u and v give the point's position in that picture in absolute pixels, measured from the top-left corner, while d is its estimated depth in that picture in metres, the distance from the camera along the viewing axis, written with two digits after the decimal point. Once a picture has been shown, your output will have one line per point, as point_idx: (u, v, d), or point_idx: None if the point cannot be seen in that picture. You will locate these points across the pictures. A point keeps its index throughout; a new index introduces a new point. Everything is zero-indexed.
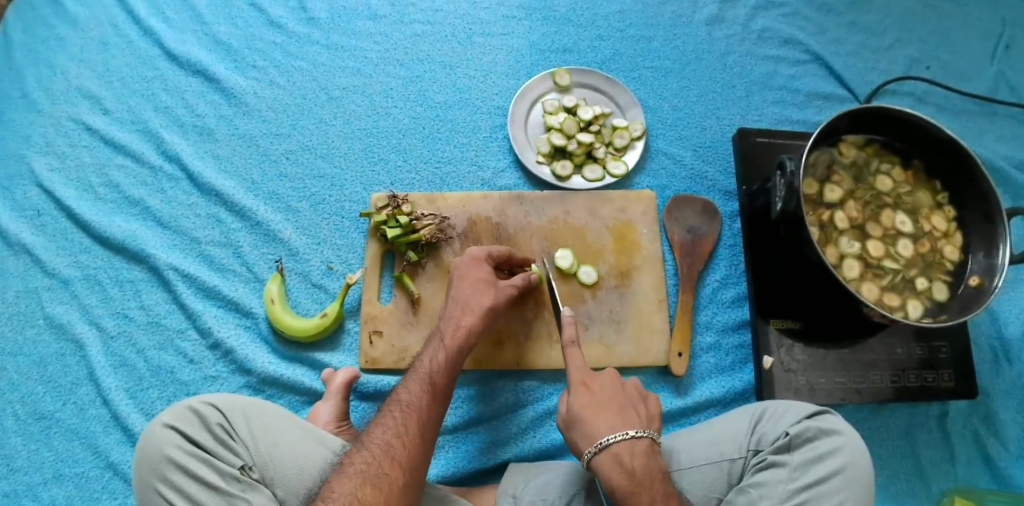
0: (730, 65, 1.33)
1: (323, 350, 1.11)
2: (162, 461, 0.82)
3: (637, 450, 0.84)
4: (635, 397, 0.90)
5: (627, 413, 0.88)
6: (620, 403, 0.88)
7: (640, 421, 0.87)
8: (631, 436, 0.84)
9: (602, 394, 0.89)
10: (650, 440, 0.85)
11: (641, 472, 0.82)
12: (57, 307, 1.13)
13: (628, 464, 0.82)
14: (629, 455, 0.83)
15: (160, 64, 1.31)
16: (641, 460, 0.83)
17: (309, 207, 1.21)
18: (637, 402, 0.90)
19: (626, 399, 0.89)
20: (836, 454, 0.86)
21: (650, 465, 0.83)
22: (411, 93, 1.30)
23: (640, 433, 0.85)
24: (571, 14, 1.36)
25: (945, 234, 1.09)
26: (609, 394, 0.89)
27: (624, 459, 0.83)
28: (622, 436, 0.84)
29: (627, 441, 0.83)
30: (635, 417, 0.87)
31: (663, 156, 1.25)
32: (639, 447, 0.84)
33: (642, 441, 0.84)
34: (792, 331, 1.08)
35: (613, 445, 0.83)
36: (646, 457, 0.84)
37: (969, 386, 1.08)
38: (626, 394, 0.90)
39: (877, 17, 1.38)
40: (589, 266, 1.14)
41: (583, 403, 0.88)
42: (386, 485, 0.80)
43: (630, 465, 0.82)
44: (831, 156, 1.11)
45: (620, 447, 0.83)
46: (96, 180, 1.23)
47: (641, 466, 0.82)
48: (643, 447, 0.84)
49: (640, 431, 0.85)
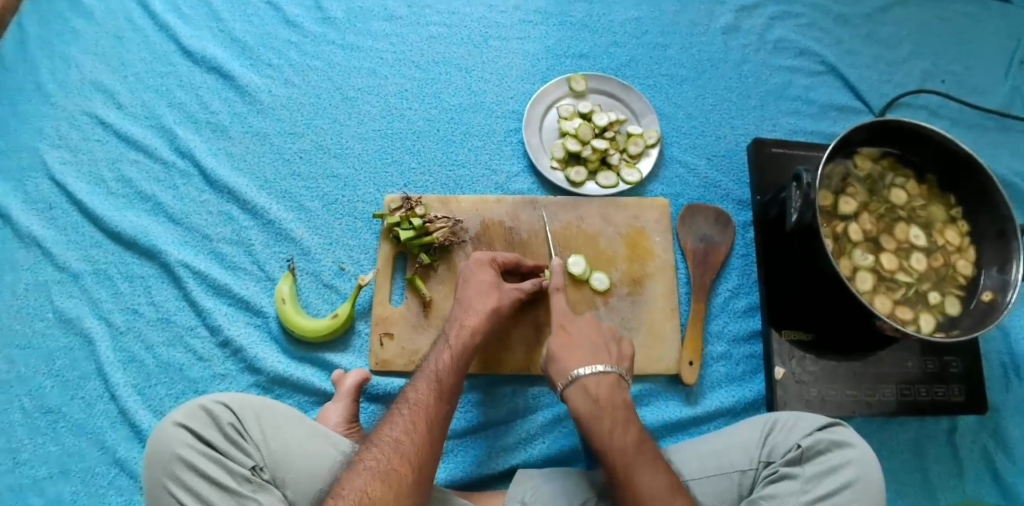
0: (745, 74, 1.33)
1: (333, 350, 1.11)
2: (172, 461, 0.81)
3: (603, 381, 0.91)
4: (609, 338, 0.97)
5: (599, 351, 0.95)
6: (593, 342, 0.96)
7: (611, 358, 0.94)
8: (598, 370, 0.92)
9: (578, 336, 0.96)
10: (618, 374, 0.92)
11: (605, 400, 0.89)
12: (67, 301, 1.13)
13: (593, 393, 0.90)
14: (596, 386, 0.90)
15: (175, 60, 1.31)
16: (606, 389, 0.90)
17: (322, 207, 1.20)
18: (611, 341, 0.97)
19: (599, 340, 0.97)
20: (848, 466, 0.86)
21: (614, 395, 0.90)
22: (426, 95, 1.30)
23: (608, 368, 0.92)
24: (587, 19, 1.36)
25: (958, 248, 1.09)
26: (586, 336, 0.96)
27: (591, 389, 0.90)
28: (592, 370, 0.91)
29: (594, 374, 0.91)
30: (607, 354, 0.95)
31: (677, 164, 1.25)
32: (605, 380, 0.91)
33: (609, 374, 0.92)
34: (803, 342, 1.08)
35: (582, 378, 0.91)
36: (611, 388, 0.91)
37: (980, 400, 1.08)
38: (601, 336, 0.97)
39: (893, 30, 1.38)
40: (601, 272, 1.14)
41: (560, 344, 0.96)
42: (396, 481, 0.79)
43: (596, 394, 0.90)
44: (846, 168, 1.11)
45: (589, 380, 0.91)
46: (108, 174, 1.22)
47: (605, 396, 0.90)
48: (609, 379, 0.91)
49: (608, 367, 0.92)
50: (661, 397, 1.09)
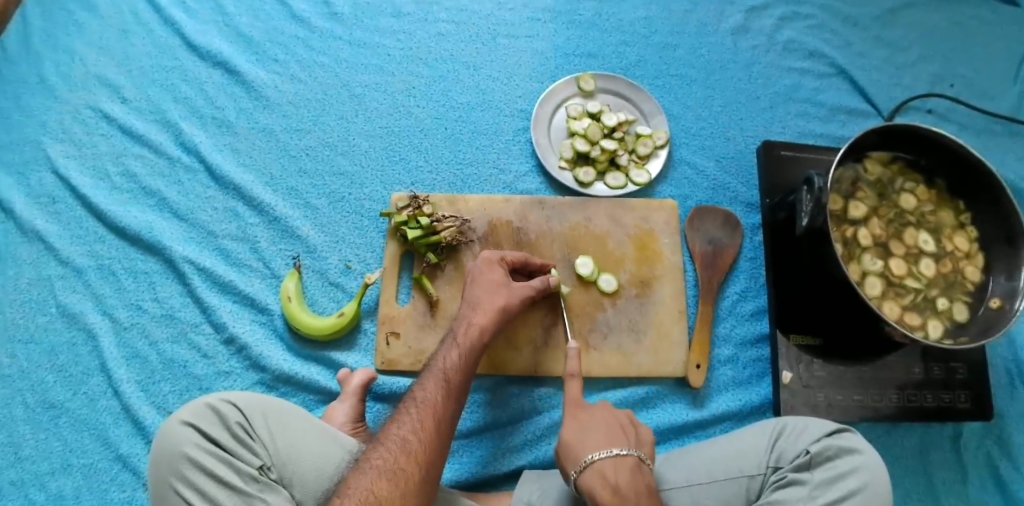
0: (755, 76, 1.32)
1: (339, 349, 1.10)
2: (180, 459, 0.81)
3: (622, 467, 0.83)
4: (626, 419, 0.90)
5: (616, 433, 0.87)
6: (608, 424, 0.88)
7: (628, 441, 0.87)
8: (616, 453, 0.84)
9: (591, 417, 0.89)
10: (636, 458, 0.85)
11: (625, 487, 0.82)
12: (70, 296, 1.12)
13: (612, 480, 0.82)
14: (613, 471, 0.83)
15: (181, 54, 1.30)
16: (626, 476, 0.82)
17: (328, 204, 1.20)
18: (626, 423, 0.89)
19: (614, 421, 0.89)
20: (857, 473, 0.86)
21: (637, 483, 0.82)
22: (434, 93, 1.29)
23: (626, 451, 0.85)
24: (597, 18, 1.36)
25: (967, 255, 1.09)
26: (599, 417, 0.89)
27: (609, 475, 0.82)
28: (608, 453, 0.84)
29: (612, 458, 0.83)
30: (624, 437, 0.87)
31: (686, 165, 1.24)
32: (624, 466, 0.83)
33: (627, 457, 0.84)
34: (811, 347, 1.08)
35: (598, 462, 0.83)
36: (632, 474, 0.83)
37: (985, 407, 1.08)
38: (615, 417, 0.90)
39: (903, 33, 1.37)
40: (609, 274, 1.13)
41: (572, 426, 0.88)
42: (402, 480, 0.79)
43: (615, 481, 0.82)
44: (856, 173, 1.10)
45: (604, 464, 0.83)
46: (112, 168, 1.21)
47: (625, 481, 0.82)
48: (628, 463, 0.84)
49: (626, 450, 0.85)
50: (667, 400, 1.09)
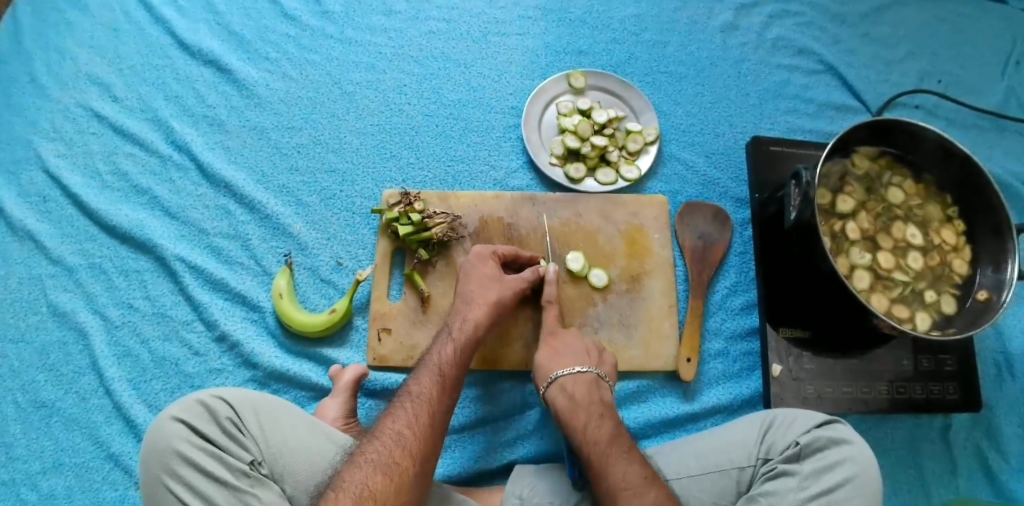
0: (744, 73, 1.33)
1: (331, 346, 1.11)
2: (170, 455, 0.80)
3: (580, 380, 0.94)
4: (592, 346, 1.00)
5: (580, 355, 0.98)
6: (574, 349, 0.99)
7: (591, 360, 0.98)
8: (576, 370, 0.95)
9: (561, 340, 1.00)
10: (595, 375, 0.95)
11: (580, 397, 0.92)
12: (61, 294, 1.12)
13: (570, 390, 0.93)
14: (573, 383, 0.94)
15: (171, 53, 1.30)
16: (582, 388, 0.93)
17: (320, 201, 1.20)
18: (592, 347, 1.00)
19: (583, 345, 1.00)
20: (846, 463, 0.86)
21: (592, 394, 0.93)
22: (426, 91, 1.29)
23: (585, 369, 0.95)
24: (587, 16, 1.36)
25: (954, 248, 1.10)
26: (568, 341, 1.00)
27: (568, 388, 0.93)
28: (569, 370, 0.95)
29: (572, 374, 0.94)
30: (587, 357, 0.98)
31: (676, 161, 1.25)
32: (582, 380, 0.94)
33: (586, 374, 0.95)
34: (801, 340, 1.09)
35: (560, 377, 0.95)
36: (589, 387, 0.94)
37: (975, 398, 1.09)
38: (584, 343, 1.00)
39: (890, 30, 1.38)
40: (600, 269, 1.14)
41: (543, 345, 1.00)
42: (398, 475, 0.78)
43: (572, 391, 0.93)
44: (844, 167, 1.11)
45: (565, 378, 0.94)
46: (104, 167, 1.21)
47: (581, 393, 0.93)
48: (586, 379, 0.94)
49: (586, 368, 0.95)
50: (658, 394, 1.10)
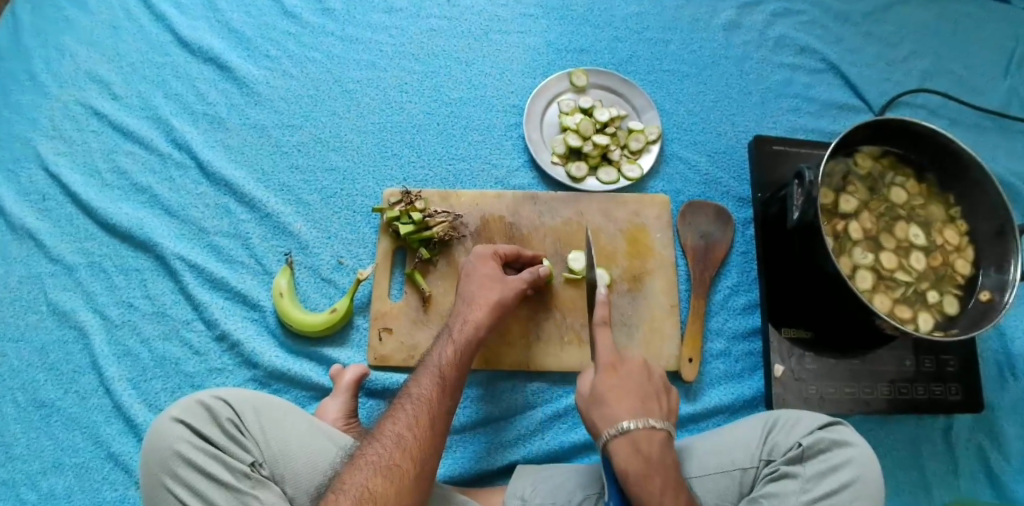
0: (746, 71, 1.33)
1: (332, 345, 1.10)
2: (170, 456, 0.80)
3: (655, 438, 0.84)
4: (660, 387, 0.91)
5: (649, 403, 0.88)
6: (643, 393, 0.88)
7: (660, 411, 0.88)
8: (650, 425, 0.84)
9: (626, 380, 0.89)
10: (667, 431, 0.86)
11: (656, 459, 0.83)
12: (60, 293, 1.11)
13: (643, 450, 0.83)
14: (646, 442, 0.83)
15: (171, 50, 1.29)
16: (657, 449, 0.83)
17: (320, 200, 1.19)
18: (660, 391, 0.90)
19: (650, 388, 0.89)
20: (848, 466, 0.86)
21: (665, 454, 0.84)
22: (427, 89, 1.28)
23: (659, 424, 0.85)
24: (589, 14, 1.36)
25: (957, 248, 1.09)
26: (635, 382, 0.89)
27: (641, 446, 0.83)
28: (643, 424, 0.84)
29: (647, 430, 0.84)
30: (656, 407, 0.88)
31: (678, 160, 1.25)
32: (656, 437, 0.84)
33: (660, 431, 0.85)
34: (802, 340, 1.09)
35: (632, 432, 0.83)
36: (662, 446, 0.84)
37: (976, 399, 1.08)
38: (651, 384, 0.90)
39: (893, 29, 1.38)
40: (602, 269, 1.13)
41: (609, 385, 0.88)
42: (398, 476, 0.78)
43: (647, 452, 0.83)
44: (847, 167, 1.11)
45: (639, 433, 0.83)
46: (104, 165, 1.21)
47: (656, 454, 0.83)
48: (660, 437, 0.84)
49: (660, 423, 0.85)
50: None
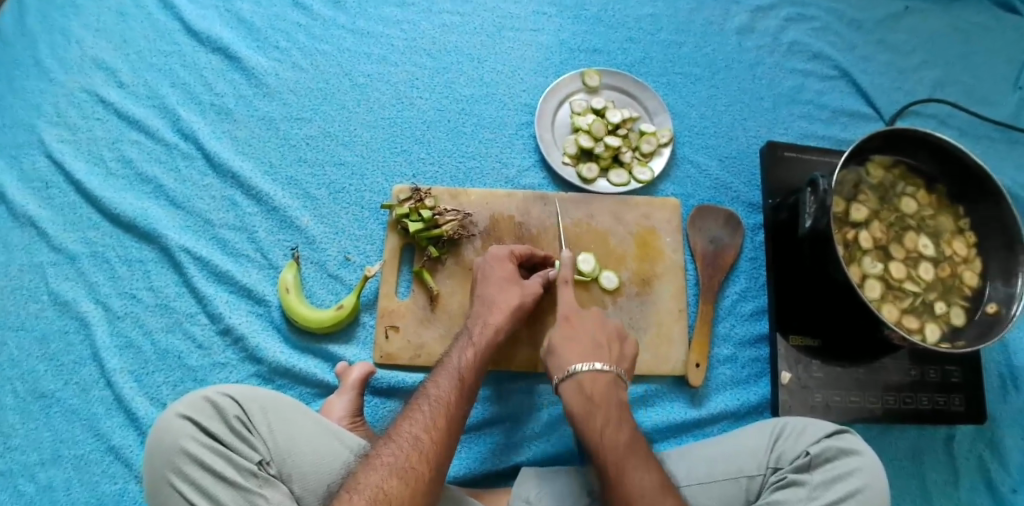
0: (759, 76, 1.32)
1: (337, 342, 1.09)
2: (176, 453, 0.78)
3: (599, 379, 0.88)
4: (613, 336, 0.94)
5: (599, 350, 0.91)
6: (595, 340, 0.92)
7: (611, 357, 0.91)
8: (596, 367, 0.89)
9: (580, 326, 0.93)
10: (616, 374, 0.89)
11: (599, 397, 0.87)
12: (62, 283, 1.10)
13: (588, 389, 0.87)
14: (591, 382, 0.88)
15: (179, 39, 1.27)
16: (601, 387, 0.87)
17: (328, 195, 1.18)
18: (614, 338, 0.94)
19: (602, 335, 0.93)
20: (856, 474, 0.86)
21: (611, 394, 0.88)
22: (438, 85, 1.27)
23: (606, 365, 0.89)
24: (603, 14, 1.35)
25: (965, 259, 1.09)
26: (589, 330, 0.93)
27: (586, 386, 0.88)
28: (588, 366, 0.89)
29: (592, 371, 0.88)
30: (607, 353, 0.91)
31: (689, 164, 1.24)
32: (602, 378, 0.88)
33: (606, 372, 0.89)
34: (810, 348, 1.09)
35: (579, 374, 0.88)
36: (607, 386, 0.88)
37: (980, 411, 1.09)
38: (604, 333, 0.94)
39: (905, 38, 1.37)
40: (611, 271, 1.13)
41: (562, 334, 0.93)
42: (413, 479, 0.77)
43: (590, 391, 0.87)
44: (858, 176, 1.11)
45: (584, 375, 0.88)
46: (108, 153, 1.19)
47: (600, 393, 0.87)
48: (606, 378, 0.88)
49: (606, 364, 0.89)
50: (666, 399, 1.09)
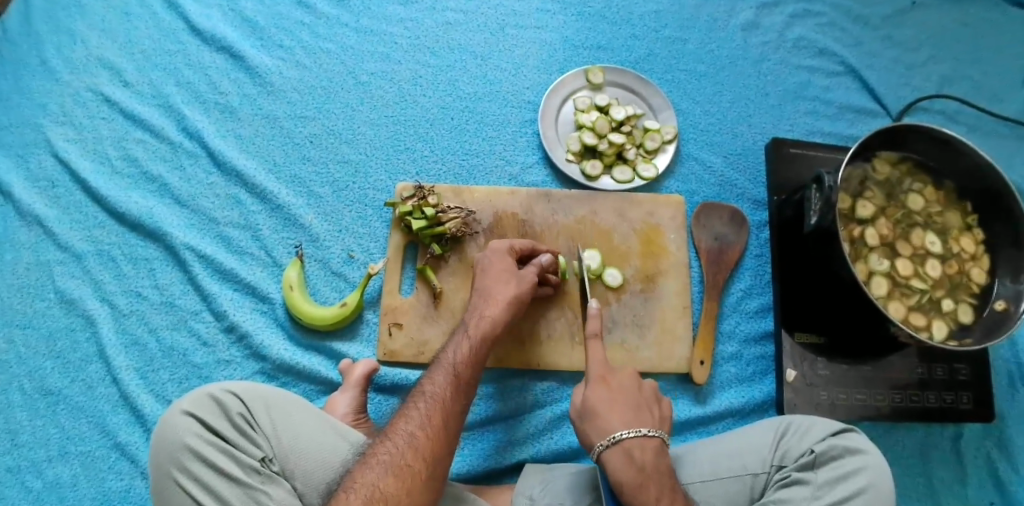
0: (764, 72, 1.32)
1: (341, 339, 1.09)
2: (179, 449, 0.79)
3: (648, 447, 0.82)
4: (651, 397, 0.89)
5: (641, 412, 0.85)
6: (634, 402, 0.86)
7: (653, 420, 0.86)
8: (643, 434, 0.82)
9: (617, 390, 0.87)
10: (660, 439, 0.83)
11: (650, 467, 0.80)
12: (69, 281, 1.10)
13: (637, 459, 0.81)
14: (640, 451, 0.81)
15: (183, 38, 1.28)
16: (651, 457, 0.81)
17: (331, 193, 1.18)
18: (650, 400, 0.88)
19: (641, 397, 0.88)
20: (861, 472, 0.85)
21: (659, 462, 0.82)
22: (441, 82, 1.27)
23: (652, 432, 0.83)
24: (606, 10, 1.34)
25: (972, 256, 1.08)
26: (626, 391, 0.87)
27: (635, 456, 0.81)
28: (636, 432, 0.82)
29: (639, 438, 0.82)
30: (648, 416, 0.86)
31: (693, 161, 1.24)
32: (650, 444, 0.82)
33: (654, 439, 0.83)
34: (815, 346, 1.08)
35: (625, 440, 0.81)
36: (656, 455, 0.82)
37: (987, 408, 1.08)
38: (642, 394, 0.88)
39: (912, 33, 1.36)
40: (615, 268, 1.13)
41: (599, 395, 0.86)
42: (408, 477, 0.77)
43: (640, 461, 0.81)
44: (864, 172, 1.10)
45: (632, 442, 0.81)
46: (114, 152, 1.19)
47: (650, 462, 0.81)
48: (654, 444, 0.82)
49: (652, 430, 0.83)
50: (670, 396, 1.09)
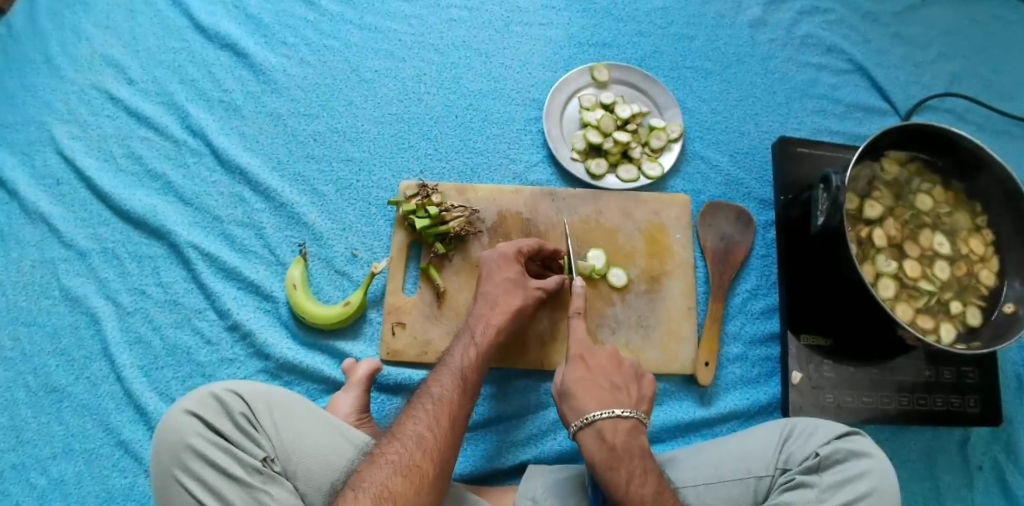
0: (772, 70, 1.30)
1: (344, 338, 1.09)
2: (182, 449, 0.79)
3: (620, 427, 0.83)
4: (630, 377, 0.90)
5: (618, 393, 0.87)
6: (610, 383, 0.88)
7: (629, 401, 0.87)
8: (616, 414, 0.83)
9: (596, 371, 0.89)
10: (635, 420, 0.85)
11: (621, 448, 0.82)
12: (74, 279, 1.10)
13: (609, 440, 0.82)
14: (612, 432, 0.83)
15: (188, 36, 1.27)
16: (623, 437, 0.82)
17: (335, 192, 1.18)
18: (630, 381, 0.90)
19: (619, 379, 0.89)
20: (866, 476, 0.85)
21: (631, 443, 0.83)
22: (446, 80, 1.26)
23: (626, 412, 0.84)
24: (612, 7, 1.33)
25: (982, 258, 1.07)
26: (604, 372, 0.90)
27: (607, 436, 0.82)
28: (609, 413, 0.83)
29: (612, 419, 0.83)
30: (625, 397, 0.87)
31: (699, 159, 1.23)
32: (622, 426, 0.83)
33: (627, 419, 0.84)
34: (821, 348, 1.07)
35: (598, 421, 0.83)
36: (628, 435, 0.83)
37: (994, 412, 1.07)
38: (622, 376, 0.90)
39: (921, 30, 1.34)
40: (619, 268, 1.12)
41: (577, 376, 0.88)
42: (417, 477, 0.77)
43: (612, 442, 0.82)
44: (872, 172, 1.09)
45: (605, 423, 0.83)
46: (118, 150, 1.19)
47: (621, 443, 0.82)
48: (626, 425, 0.84)
49: (626, 411, 0.84)
50: (674, 397, 1.09)
